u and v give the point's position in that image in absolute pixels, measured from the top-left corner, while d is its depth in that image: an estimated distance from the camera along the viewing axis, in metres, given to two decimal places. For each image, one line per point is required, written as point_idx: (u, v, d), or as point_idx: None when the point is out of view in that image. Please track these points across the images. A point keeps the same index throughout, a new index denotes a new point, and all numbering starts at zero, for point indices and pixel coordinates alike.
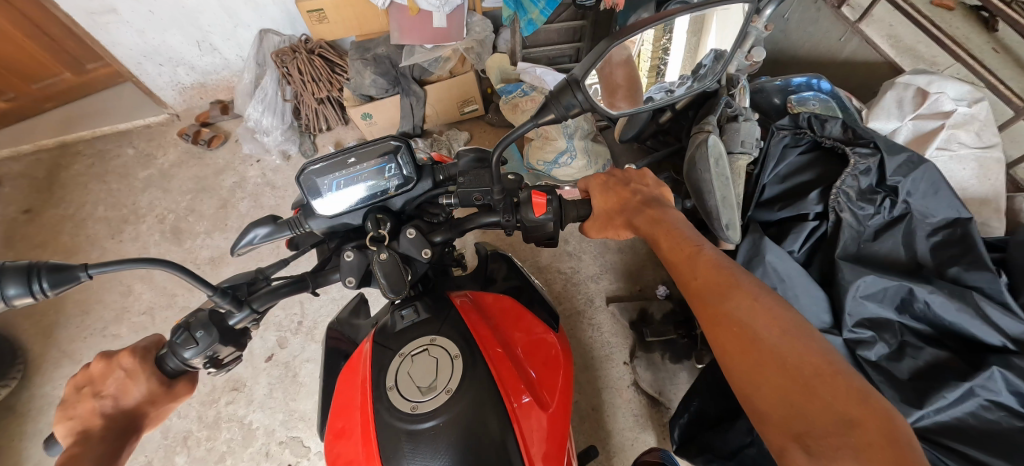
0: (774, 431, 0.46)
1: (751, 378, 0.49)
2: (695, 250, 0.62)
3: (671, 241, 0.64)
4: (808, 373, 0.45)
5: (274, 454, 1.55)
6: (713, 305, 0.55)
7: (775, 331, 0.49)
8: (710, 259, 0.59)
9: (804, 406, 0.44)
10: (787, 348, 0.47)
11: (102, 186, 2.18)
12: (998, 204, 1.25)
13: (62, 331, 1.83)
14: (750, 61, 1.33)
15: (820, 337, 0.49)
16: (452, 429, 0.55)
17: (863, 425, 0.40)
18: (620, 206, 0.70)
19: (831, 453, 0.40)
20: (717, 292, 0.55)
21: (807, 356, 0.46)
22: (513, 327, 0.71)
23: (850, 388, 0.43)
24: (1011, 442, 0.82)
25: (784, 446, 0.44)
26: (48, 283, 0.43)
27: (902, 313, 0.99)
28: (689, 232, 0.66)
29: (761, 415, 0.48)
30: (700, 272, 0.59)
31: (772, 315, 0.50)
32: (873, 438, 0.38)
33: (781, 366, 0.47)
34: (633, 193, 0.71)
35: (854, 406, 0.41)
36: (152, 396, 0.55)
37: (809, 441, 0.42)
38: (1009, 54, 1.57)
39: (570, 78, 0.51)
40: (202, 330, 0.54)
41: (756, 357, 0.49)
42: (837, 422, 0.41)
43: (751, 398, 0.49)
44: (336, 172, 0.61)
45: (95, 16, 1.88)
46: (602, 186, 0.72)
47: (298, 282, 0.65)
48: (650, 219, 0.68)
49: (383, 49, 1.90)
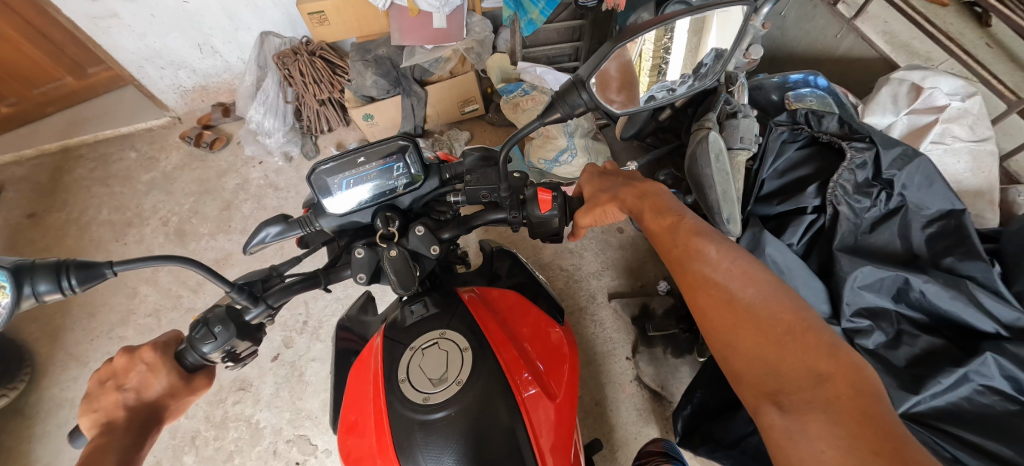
0: (750, 389, 0.49)
1: (729, 340, 0.52)
2: (677, 218, 0.63)
3: (654, 212, 0.66)
4: (781, 331, 0.48)
5: (282, 452, 1.57)
6: (693, 271, 0.57)
7: (752, 293, 0.52)
8: (691, 226, 0.61)
9: (777, 363, 0.47)
10: (763, 309, 0.50)
11: (105, 189, 2.19)
12: (992, 196, 1.27)
13: (68, 333, 1.84)
14: (748, 59, 1.33)
15: (796, 296, 0.51)
16: (464, 419, 0.57)
17: (832, 379, 0.43)
18: (605, 187, 0.72)
19: (802, 406, 0.43)
20: (696, 258, 0.58)
21: (781, 315, 0.49)
22: (520, 321, 0.73)
23: (821, 344, 0.45)
24: (1007, 426, 0.83)
25: (758, 403, 0.47)
26: (75, 280, 0.46)
27: (899, 302, 1.02)
28: (673, 202, 0.67)
29: (738, 375, 0.51)
30: (681, 239, 0.61)
31: (749, 279, 0.53)
32: (841, 389, 0.41)
33: (757, 327, 0.49)
34: (620, 175, 0.73)
35: (824, 361, 0.44)
36: (173, 389, 0.57)
37: (781, 397, 0.45)
38: (1002, 49, 1.60)
39: (577, 78, 0.53)
40: (220, 325, 0.57)
41: (734, 319, 0.52)
42: (807, 377, 0.44)
43: (730, 358, 0.52)
44: (345, 172, 0.62)
45: (97, 20, 1.89)
46: (591, 175, 0.76)
47: (311, 279, 0.67)
48: (634, 193, 0.68)
49: (385, 50, 1.92)
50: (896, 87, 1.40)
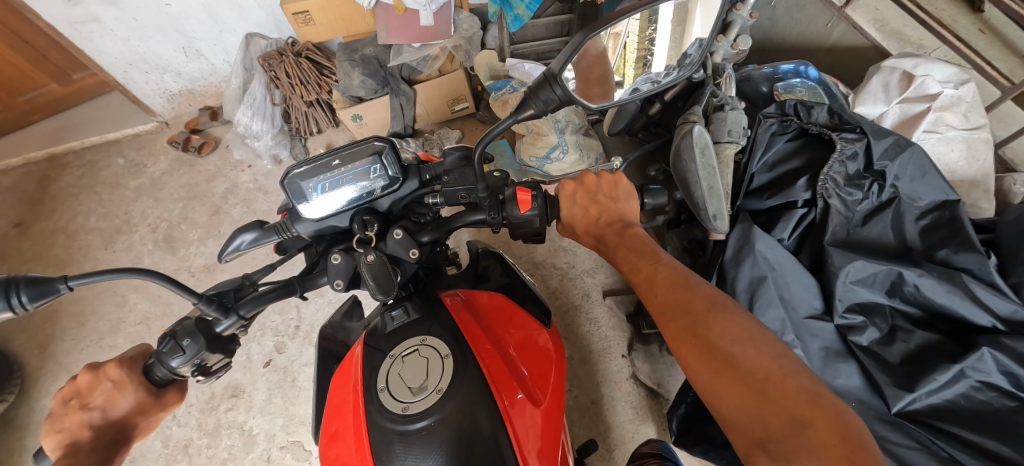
0: (740, 439, 0.47)
1: (712, 388, 0.49)
2: (654, 265, 0.63)
3: (630, 261, 0.66)
4: (762, 379, 0.46)
5: (275, 458, 1.55)
6: (672, 318, 0.56)
7: (730, 339, 0.50)
8: (668, 272, 0.61)
9: (760, 412, 0.45)
10: (741, 353, 0.49)
11: (93, 196, 2.16)
12: (987, 185, 1.26)
13: (58, 344, 1.81)
14: (736, 50, 1.26)
15: (773, 340, 0.51)
16: (445, 429, 0.55)
17: (815, 425, 0.42)
18: (588, 230, 0.71)
19: (791, 454, 0.41)
20: (674, 305, 0.56)
21: (759, 360, 0.48)
22: (506, 327, 0.71)
23: (801, 391, 0.44)
24: (1000, 422, 0.84)
25: (749, 454, 0.45)
26: (27, 297, 0.43)
27: (893, 297, 1.01)
28: (649, 245, 0.67)
29: (726, 424, 0.49)
30: (659, 286, 0.60)
31: (726, 321, 0.52)
32: (826, 437, 0.40)
33: (735, 373, 0.48)
34: (599, 210, 0.69)
35: (806, 409, 0.43)
36: (141, 406, 0.55)
37: (770, 445, 0.43)
38: (995, 35, 1.57)
39: (548, 72, 0.50)
40: (189, 337, 0.54)
41: (714, 365, 0.49)
42: (794, 425, 0.42)
43: (716, 407, 0.50)
44: (320, 175, 0.60)
45: (77, 25, 1.86)
46: (569, 196, 0.68)
47: (285, 287, 0.64)
48: (614, 239, 0.68)
49: (372, 49, 1.89)
50: (887, 75, 1.37)
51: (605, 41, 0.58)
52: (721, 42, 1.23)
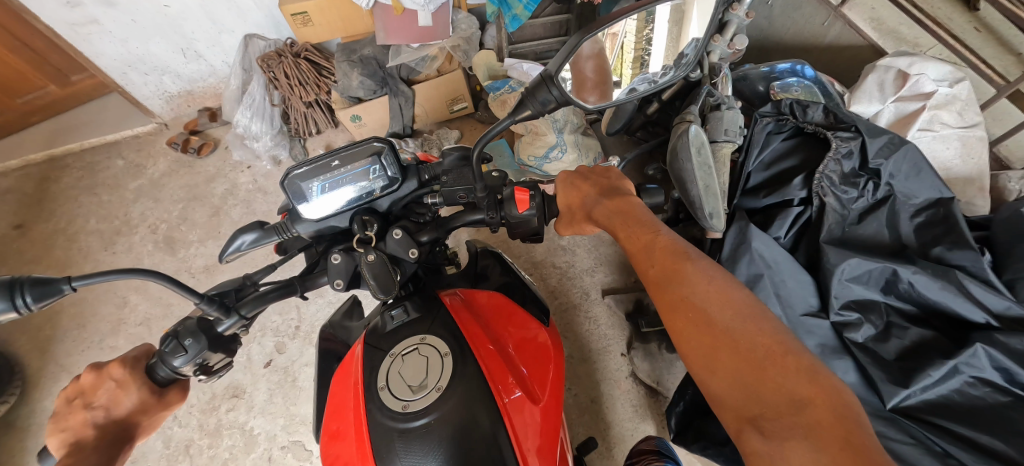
0: (730, 414, 0.47)
1: (707, 364, 0.50)
2: (653, 235, 0.62)
3: (627, 229, 0.64)
4: (760, 355, 0.46)
5: (276, 458, 1.56)
6: (671, 292, 0.56)
7: (729, 315, 0.50)
8: (667, 244, 0.61)
9: (756, 387, 0.45)
10: (739, 329, 0.49)
11: (93, 198, 2.17)
12: (982, 183, 1.27)
13: (58, 345, 1.82)
14: (732, 49, 1.27)
15: (773, 318, 0.50)
16: (445, 426, 0.55)
17: (813, 404, 0.42)
18: (582, 200, 0.70)
19: (783, 431, 0.41)
20: (673, 279, 0.56)
21: (758, 337, 0.48)
22: (505, 324, 0.72)
23: (800, 368, 0.44)
24: (994, 417, 0.85)
25: (739, 430, 0.46)
26: (31, 297, 0.43)
27: (888, 294, 1.02)
28: (648, 216, 0.65)
29: (717, 399, 0.49)
30: (658, 259, 0.59)
31: (725, 297, 0.52)
32: (822, 415, 0.40)
33: (732, 349, 0.48)
34: (593, 186, 0.71)
35: (803, 385, 0.43)
36: (144, 405, 0.56)
37: (761, 421, 0.43)
38: (991, 33, 1.58)
39: (546, 73, 0.50)
40: (191, 337, 0.55)
41: (711, 341, 0.50)
42: (789, 403, 0.43)
43: (708, 383, 0.50)
44: (320, 176, 0.60)
45: (76, 27, 1.86)
46: (564, 183, 0.72)
47: (285, 287, 0.65)
48: (609, 210, 0.66)
49: (370, 50, 1.89)
50: (882, 74, 1.39)
51: (601, 41, 0.58)
52: (717, 42, 1.22)
